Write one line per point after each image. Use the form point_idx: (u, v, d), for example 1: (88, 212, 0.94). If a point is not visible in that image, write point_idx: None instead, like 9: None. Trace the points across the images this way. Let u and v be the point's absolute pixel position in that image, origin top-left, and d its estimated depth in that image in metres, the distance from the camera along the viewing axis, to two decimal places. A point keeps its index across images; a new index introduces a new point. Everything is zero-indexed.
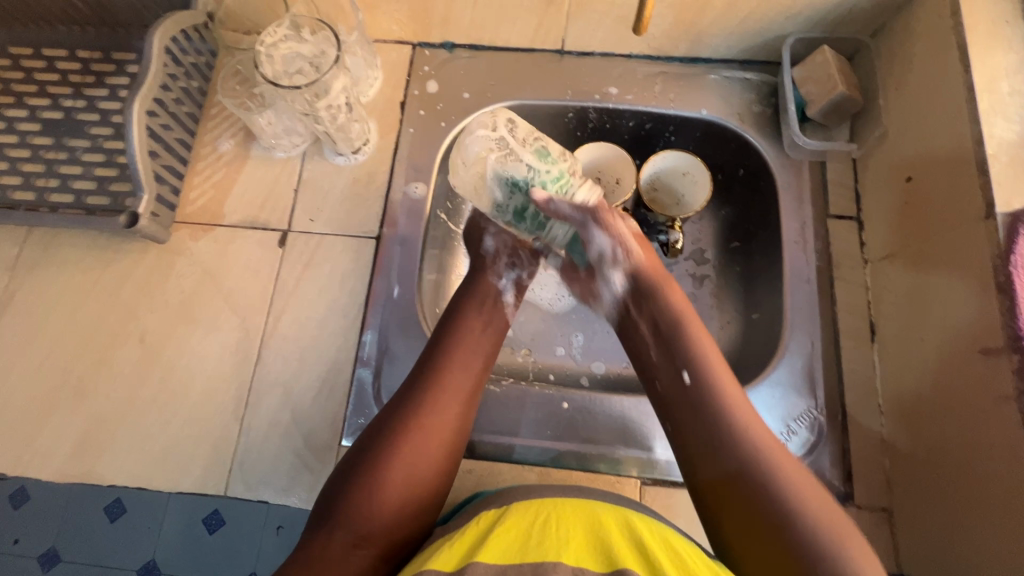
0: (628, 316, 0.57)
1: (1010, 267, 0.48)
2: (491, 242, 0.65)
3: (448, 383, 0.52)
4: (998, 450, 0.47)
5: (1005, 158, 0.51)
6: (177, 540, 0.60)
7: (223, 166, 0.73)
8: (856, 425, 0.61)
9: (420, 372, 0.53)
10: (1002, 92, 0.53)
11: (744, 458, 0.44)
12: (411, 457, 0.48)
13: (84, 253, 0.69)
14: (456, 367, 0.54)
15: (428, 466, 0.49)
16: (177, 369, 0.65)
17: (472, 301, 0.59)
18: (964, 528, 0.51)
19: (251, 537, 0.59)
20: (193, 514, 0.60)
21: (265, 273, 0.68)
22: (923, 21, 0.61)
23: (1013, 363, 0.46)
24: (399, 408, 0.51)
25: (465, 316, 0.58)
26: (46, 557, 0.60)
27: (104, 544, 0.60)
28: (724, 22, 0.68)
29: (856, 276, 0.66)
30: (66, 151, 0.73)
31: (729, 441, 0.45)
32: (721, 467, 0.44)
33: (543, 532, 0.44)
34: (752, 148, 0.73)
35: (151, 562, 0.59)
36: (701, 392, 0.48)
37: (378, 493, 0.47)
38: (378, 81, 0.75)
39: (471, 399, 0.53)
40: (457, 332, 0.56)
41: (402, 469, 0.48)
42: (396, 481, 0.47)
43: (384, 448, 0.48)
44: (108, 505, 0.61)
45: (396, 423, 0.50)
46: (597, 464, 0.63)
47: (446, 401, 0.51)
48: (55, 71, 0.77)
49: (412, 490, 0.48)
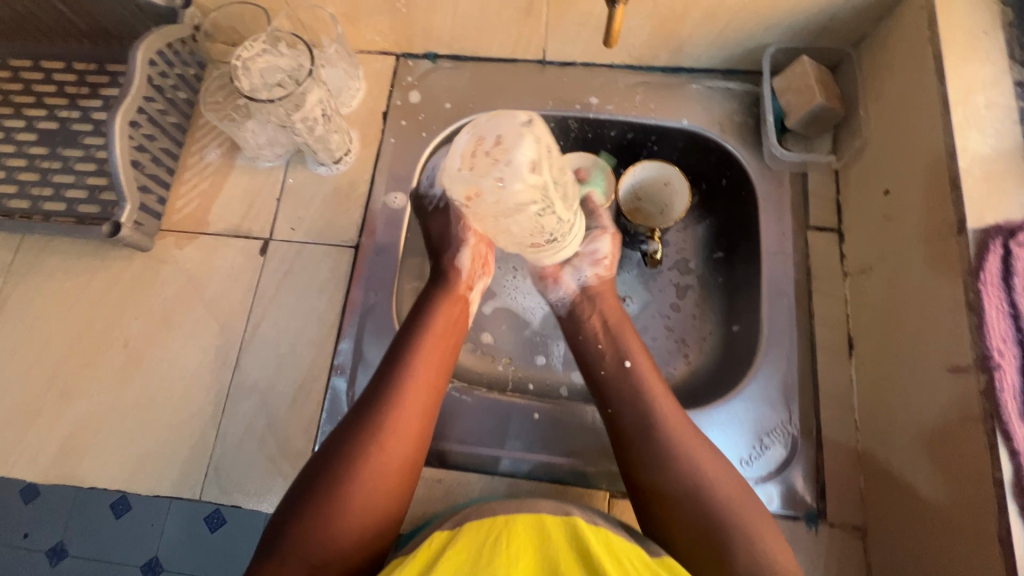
0: (575, 315, 0.66)
1: (979, 285, 0.47)
2: (466, 254, 0.64)
3: (403, 407, 0.53)
4: (965, 471, 0.46)
5: (978, 172, 0.50)
6: (178, 538, 0.62)
7: (209, 175, 0.74)
8: (832, 441, 0.60)
9: (374, 397, 0.54)
10: (978, 104, 0.52)
11: (673, 440, 0.54)
12: (367, 481, 0.49)
13: (73, 260, 0.71)
14: (416, 386, 0.55)
15: (383, 488, 0.50)
16: (158, 374, 0.67)
17: (433, 313, 0.60)
18: (933, 550, 0.49)
19: (248, 537, 0.61)
20: (192, 514, 0.62)
21: (245, 281, 0.70)
22: (901, 31, 0.60)
23: (981, 382, 0.45)
24: (354, 434, 0.51)
25: (424, 338, 0.58)
26: (55, 551, 0.62)
27: (109, 539, 0.62)
28: (703, 33, 0.68)
29: (835, 289, 0.65)
30: (60, 160, 0.75)
31: (659, 422, 0.55)
32: (641, 437, 0.54)
33: (491, 554, 0.44)
34: (734, 158, 0.72)
35: (155, 558, 0.62)
36: (627, 382, 0.58)
37: (333, 521, 0.47)
38: (361, 91, 0.76)
39: (428, 421, 0.54)
40: (417, 348, 0.57)
41: (357, 494, 0.49)
42: (352, 507, 0.48)
43: (338, 474, 0.49)
44: (114, 503, 0.63)
45: (352, 450, 0.50)
46: (568, 476, 0.62)
47: (400, 425, 0.52)
48: (52, 83, 0.79)
49: (366, 513, 0.49)
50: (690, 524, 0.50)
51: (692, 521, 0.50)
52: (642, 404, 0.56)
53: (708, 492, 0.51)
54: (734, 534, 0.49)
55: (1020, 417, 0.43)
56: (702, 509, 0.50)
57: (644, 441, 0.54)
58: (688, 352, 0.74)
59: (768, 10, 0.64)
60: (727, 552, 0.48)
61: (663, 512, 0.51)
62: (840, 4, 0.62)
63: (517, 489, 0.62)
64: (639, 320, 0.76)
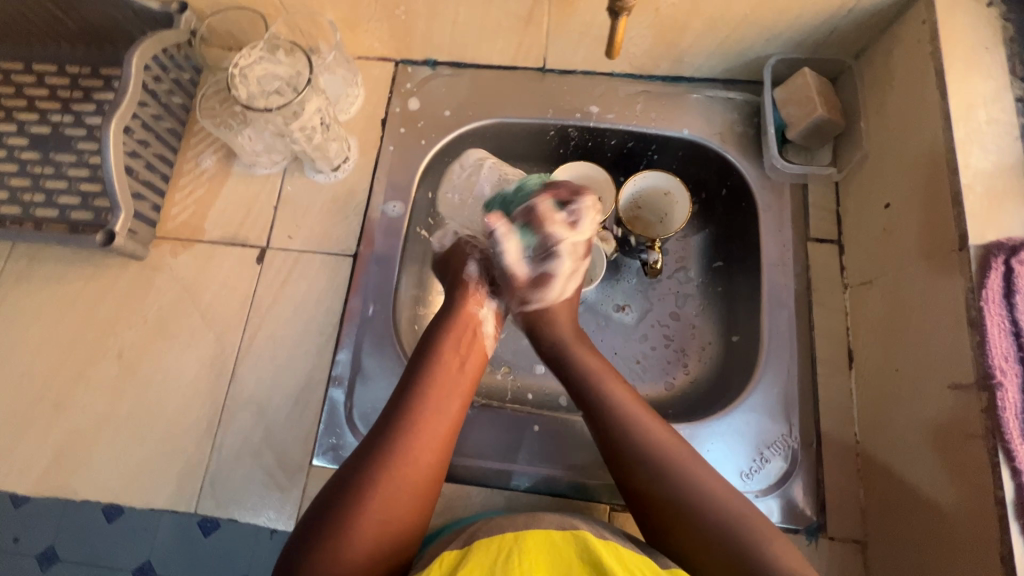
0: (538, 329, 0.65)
1: (982, 302, 0.47)
2: (473, 269, 0.65)
3: (417, 431, 0.53)
4: (967, 489, 0.46)
5: (980, 189, 0.50)
6: (176, 541, 0.60)
7: (205, 182, 0.73)
8: (832, 454, 0.60)
9: (388, 422, 0.53)
10: (980, 120, 0.52)
11: (642, 454, 0.52)
12: (381, 509, 0.49)
13: (66, 268, 0.70)
14: (430, 412, 0.54)
15: (399, 515, 0.49)
16: (153, 385, 0.66)
17: (449, 336, 0.60)
18: (936, 565, 0.49)
19: (245, 540, 0.60)
20: (189, 516, 0.61)
21: (241, 290, 0.69)
22: (903, 45, 0.60)
23: (983, 400, 0.45)
24: (369, 460, 0.51)
25: (437, 362, 0.57)
26: (44, 556, 0.61)
27: (101, 544, 0.61)
28: (704, 43, 0.68)
29: (835, 301, 0.65)
30: (52, 166, 0.74)
31: (622, 438, 0.54)
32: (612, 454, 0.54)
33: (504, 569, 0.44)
34: (734, 169, 0.72)
35: (147, 562, 0.60)
36: (597, 407, 0.56)
37: (348, 550, 0.46)
38: (360, 98, 0.75)
39: (444, 446, 0.54)
40: (431, 371, 0.56)
41: (372, 522, 0.48)
42: (367, 536, 0.47)
43: (352, 502, 0.48)
44: (107, 506, 0.62)
45: (366, 478, 0.49)
46: (567, 488, 0.62)
47: (415, 451, 0.52)
48: (44, 87, 0.78)
49: (380, 541, 0.48)
50: (710, 546, 0.48)
51: (710, 544, 0.48)
52: (618, 425, 0.54)
53: (700, 502, 0.49)
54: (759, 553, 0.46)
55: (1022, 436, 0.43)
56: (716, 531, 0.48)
57: (641, 465, 0.52)
58: (688, 362, 0.74)
59: (770, 21, 0.64)
60: (752, 571, 0.46)
61: (676, 526, 0.50)
62: (842, 16, 0.62)
63: (517, 501, 0.62)
64: (638, 329, 0.76)
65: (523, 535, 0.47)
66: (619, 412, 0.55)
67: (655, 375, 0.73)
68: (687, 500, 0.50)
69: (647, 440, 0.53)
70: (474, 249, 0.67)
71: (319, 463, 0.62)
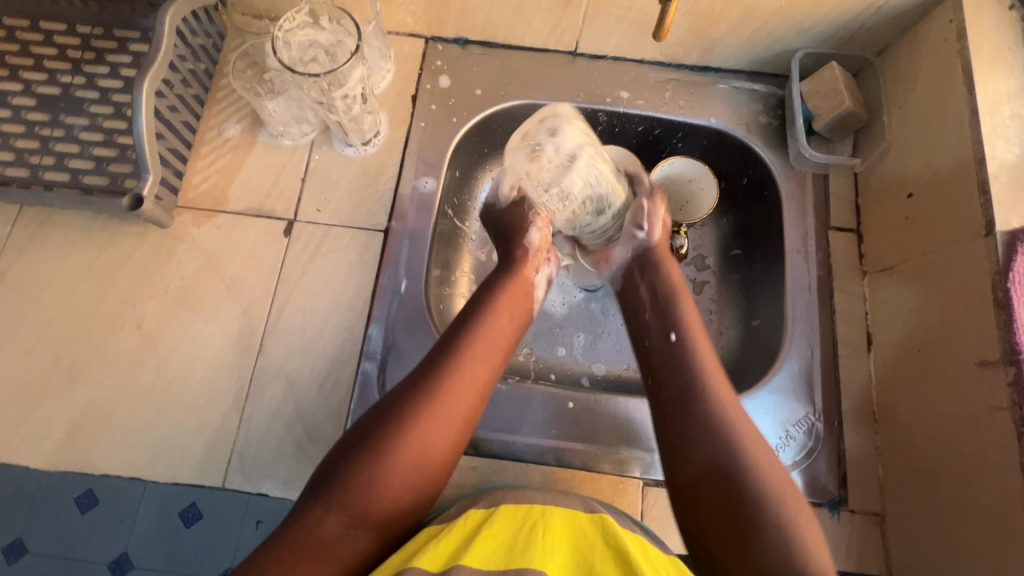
0: (631, 278, 0.65)
1: (1008, 284, 0.50)
2: (536, 235, 0.64)
3: (465, 375, 0.53)
4: (991, 459, 0.49)
5: (1004, 178, 0.53)
6: (157, 531, 0.58)
7: (228, 151, 0.71)
8: (852, 432, 0.63)
9: (440, 362, 0.53)
10: (1004, 115, 0.55)
11: (712, 417, 0.51)
12: (422, 441, 0.49)
13: (79, 236, 0.67)
14: (478, 359, 0.54)
15: (437, 453, 0.49)
16: (175, 357, 0.64)
17: (502, 286, 0.60)
18: (956, 533, 0.52)
19: (228, 533, 0.58)
20: (169, 506, 0.59)
21: (268, 263, 0.67)
22: (928, 43, 0.63)
23: (1009, 375, 0.49)
24: (415, 393, 0.51)
25: (488, 312, 0.58)
26: (11, 549, 0.58)
27: (75, 537, 0.58)
28: (737, 34, 0.69)
29: (854, 287, 0.68)
30: (62, 128, 0.70)
31: (698, 394, 0.52)
32: (682, 411, 0.52)
33: (527, 541, 0.45)
34: (758, 158, 0.74)
35: (124, 556, 0.58)
36: (686, 373, 0.54)
37: (382, 475, 0.47)
38: (391, 73, 0.74)
39: (483, 395, 0.54)
40: (483, 319, 0.57)
41: (411, 452, 0.48)
42: (403, 464, 0.48)
43: (393, 431, 0.48)
44: (79, 496, 0.59)
45: (409, 410, 0.49)
46: (600, 463, 0.63)
47: (459, 393, 0.52)
48: (53, 46, 0.73)
49: (414, 475, 0.48)
50: (725, 517, 0.46)
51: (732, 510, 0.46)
52: (695, 384, 0.53)
53: (744, 475, 0.47)
54: (774, 529, 0.44)
55: None
56: (751, 497, 0.46)
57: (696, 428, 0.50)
58: None
59: (803, 15, 0.66)
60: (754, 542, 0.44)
61: (710, 492, 0.48)
62: (870, 13, 0.65)
63: (551, 476, 0.63)
64: None
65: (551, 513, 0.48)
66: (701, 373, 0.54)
67: None
68: (733, 471, 0.48)
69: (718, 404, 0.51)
70: (537, 217, 0.65)
71: None
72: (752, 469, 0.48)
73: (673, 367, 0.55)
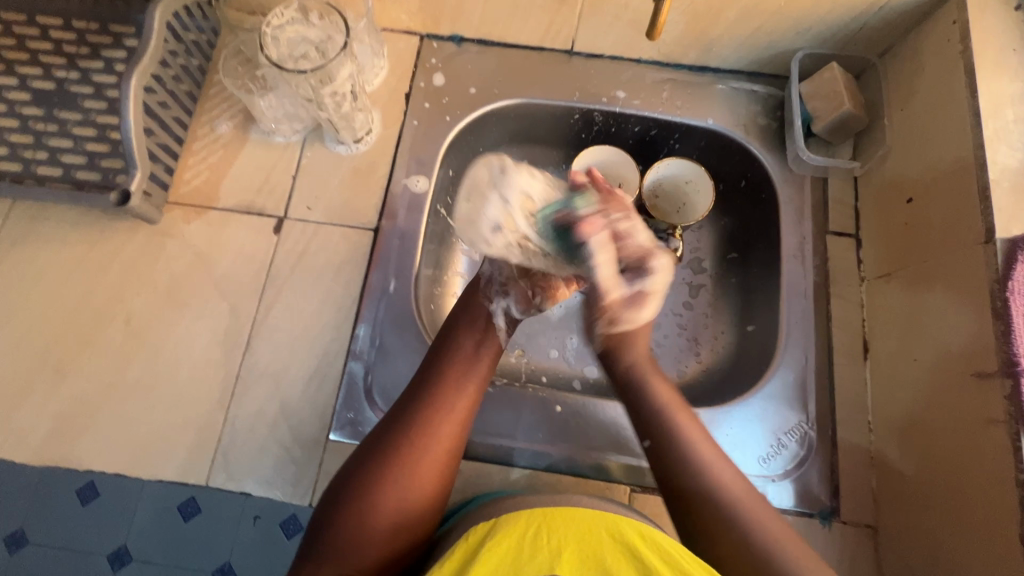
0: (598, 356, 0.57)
1: (1006, 293, 0.49)
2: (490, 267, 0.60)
3: (435, 409, 0.51)
4: (987, 474, 0.48)
5: (1007, 185, 0.51)
6: (152, 524, 0.58)
7: (220, 148, 0.71)
8: (846, 442, 0.62)
9: (409, 400, 0.52)
10: (1007, 118, 0.54)
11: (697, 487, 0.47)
12: (401, 482, 0.48)
13: (71, 230, 0.67)
14: (445, 398, 0.52)
15: (416, 493, 0.48)
16: (163, 354, 0.64)
17: (462, 323, 0.57)
18: (950, 549, 0.51)
19: (227, 529, 0.58)
20: (169, 501, 0.59)
21: (257, 260, 0.67)
22: (931, 44, 0.61)
23: (1006, 388, 0.47)
24: (383, 440, 0.50)
25: (454, 348, 0.56)
26: (13, 539, 0.58)
27: (76, 527, 0.58)
28: (736, 33, 0.68)
29: (851, 293, 0.67)
30: (56, 123, 0.69)
31: (676, 468, 0.48)
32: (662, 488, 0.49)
33: (533, 544, 0.43)
34: (757, 160, 0.73)
35: (123, 548, 0.58)
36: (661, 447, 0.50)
37: (363, 521, 0.46)
38: (384, 70, 0.74)
39: (460, 423, 0.52)
40: (448, 355, 0.55)
41: (389, 495, 0.47)
42: (384, 508, 0.47)
43: (369, 477, 0.48)
44: (81, 488, 0.59)
45: (383, 454, 0.49)
46: (587, 469, 0.62)
47: (431, 427, 0.50)
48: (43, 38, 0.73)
49: (399, 515, 0.47)
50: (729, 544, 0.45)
51: (730, 537, 0.45)
52: (672, 442, 0.49)
53: (745, 534, 0.45)
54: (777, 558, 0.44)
55: None
56: (741, 524, 0.45)
57: (678, 469, 0.48)
58: (701, 351, 0.73)
59: (803, 14, 0.64)
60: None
61: (711, 556, 0.45)
62: (872, 13, 0.63)
63: (537, 481, 0.62)
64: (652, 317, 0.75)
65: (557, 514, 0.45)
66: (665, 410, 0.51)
67: (669, 362, 0.73)
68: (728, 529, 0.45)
69: (684, 437, 0.49)
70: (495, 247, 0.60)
71: (336, 438, 0.60)
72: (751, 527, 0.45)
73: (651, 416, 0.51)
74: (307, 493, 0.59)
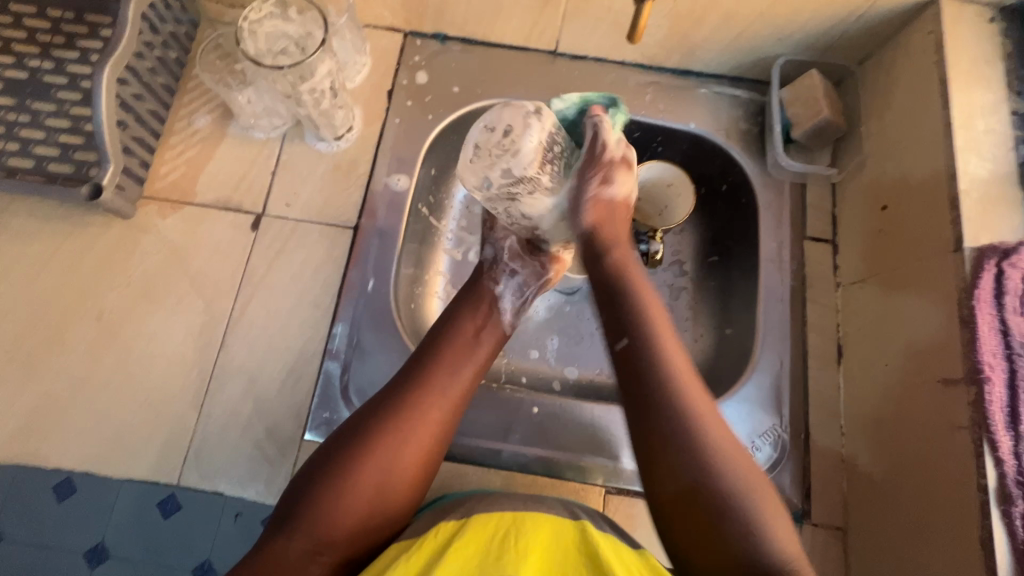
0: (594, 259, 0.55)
1: (973, 302, 0.49)
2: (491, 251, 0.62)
3: (432, 392, 0.51)
4: (950, 479, 0.49)
5: (976, 195, 0.53)
6: (123, 522, 0.58)
7: (198, 142, 0.70)
8: (818, 445, 0.63)
9: (407, 380, 0.52)
10: (978, 129, 0.55)
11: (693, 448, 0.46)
12: (386, 458, 0.48)
13: (42, 224, 0.66)
14: (441, 380, 0.52)
15: (401, 471, 0.48)
16: (136, 351, 0.63)
17: (467, 303, 0.58)
18: (914, 551, 0.52)
19: (204, 528, 0.58)
20: (145, 499, 0.58)
21: (234, 257, 0.66)
22: (908, 53, 0.62)
23: (971, 395, 0.48)
24: (376, 412, 0.50)
25: (455, 332, 0.56)
26: None
27: (51, 525, 0.57)
28: (717, 38, 0.68)
29: (827, 298, 0.68)
30: (28, 114, 0.67)
31: (676, 415, 0.47)
32: (666, 439, 0.47)
33: (500, 547, 0.43)
34: (737, 165, 0.73)
35: (99, 545, 0.57)
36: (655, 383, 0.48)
37: (345, 494, 0.47)
38: (366, 67, 0.73)
39: (453, 408, 0.52)
40: (449, 337, 0.55)
41: (374, 471, 0.48)
42: (366, 488, 0.47)
43: (354, 453, 0.48)
44: (56, 484, 0.58)
45: (373, 429, 0.49)
46: (562, 471, 0.62)
47: (424, 408, 0.51)
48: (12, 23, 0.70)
49: (381, 493, 0.48)
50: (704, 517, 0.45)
51: (709, 513, 0.45)
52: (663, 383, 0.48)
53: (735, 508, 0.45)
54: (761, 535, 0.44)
55: (1007, 428, 0.46)
56: (728, 506, 0.45)
57: (672, 443, 0.46)
58: None
59: (783, 21, 0.65)
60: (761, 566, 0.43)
61: (688, 514, 0.46)
62: (851, 22, 0.64)
63: (513, 482, 0.62)
64: None
65: (524, 518, 0.46)
66: (669, 379, 0.48)
67: None
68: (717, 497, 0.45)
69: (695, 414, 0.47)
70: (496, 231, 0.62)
71: (311, 438, 0.60)
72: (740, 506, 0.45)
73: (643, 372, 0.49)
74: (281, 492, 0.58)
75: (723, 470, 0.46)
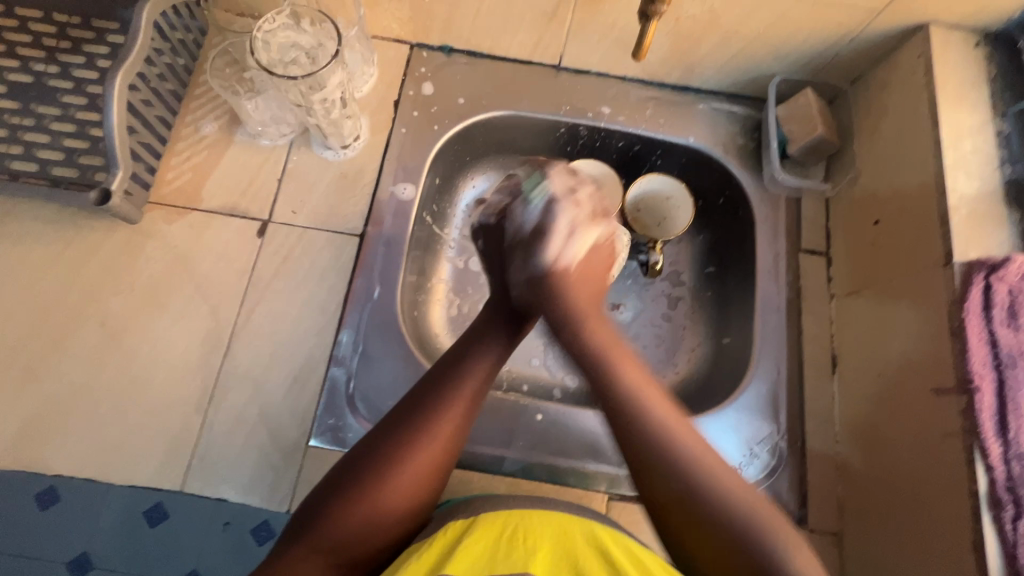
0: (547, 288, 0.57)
1: (964, 313, 0.51)
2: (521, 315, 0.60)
3: (443, 413, 0.50)
4: (942, 485, 0.51)
5: (964, 211, 0.55)
6: (110, 530, 0.57)
7: (205, 149, 0.70)
8: (813, 453, 0.64)
9: (423, 397, 0.51)
10: (966, 148, 0.57)
11: (682, 476, 0.47)
12: (403, 481, 0.47)
13: (45, 228, 0.66)
14: (456, 404, 0.50)
15: (415, 492, 0.48)
16: (140, 357, 0.62)
17: (498, 321, 0.57)
18: (909, 557, 0.53)
19: (195, 535, 0.57)
20: (133, 507, 0.58)
21: (240, 264, 0.66)
22: (898, 75, 0.65)
23: (961, 403, 0.50)
24: (394, 433, 0.49)
25: (474, 354, 0.54)
26: None
27: (37, 533, 0.57)
28: (717, 55, 0.70)
29: (821, 309, 0.69)
30: (32, 117, 0.66)
31: (674, 457, 0.47)
32: (660, 475, 0.47)
33: (509, 545, 0.44)
34: (734, 178, 0.75)
35: (84, 556, 0.56)
36: (637, 423, 0.49)
37: (365, 516, 0.46)
38: (373, 78, 0.74)
39: (465, 430, 0.51)
40: (469, 354, 0.54)
41: (390, 492, 0.47)
42: (384, 508, 0.46)
43: (370, 475, 0.47)
44: (40, 493, 0.58)
45: (391, 451, 0.48)
46: (566, 478, 0.63)
47: (438, 431, 0.49)
48: (13, 18, 0.69)
49: (398, 515, 0.47)
50: (701, 523, 0.46)
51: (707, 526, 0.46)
52: (647, 423, 0.49)
53: (739, 528, 0.45)
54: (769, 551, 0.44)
55: (996, 434, 0.48)
56: (738, 527, 0.45)
57: (658, 469, 0.47)
58: (678, 362, 0.75)
59: (781, 42, 0.67)
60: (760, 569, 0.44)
61: (688, 528, 0.47)
62: (845, 43, 0.66)
63: (517, 489, 0.62)
64: (631, 328, 0.77)
65: (531, 516, 0.46)
66: (650, 420, 0.49)
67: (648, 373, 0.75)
68: (719, 519, 0.45)
69: (675, 444, 0.48)
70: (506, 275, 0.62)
71: (316, 444, 0.60)
72: (748, 525, 0.45)
73: (614, 400, 0.51)
74: (285, 499, 0.59)
75: (718, 491, 0.46)
